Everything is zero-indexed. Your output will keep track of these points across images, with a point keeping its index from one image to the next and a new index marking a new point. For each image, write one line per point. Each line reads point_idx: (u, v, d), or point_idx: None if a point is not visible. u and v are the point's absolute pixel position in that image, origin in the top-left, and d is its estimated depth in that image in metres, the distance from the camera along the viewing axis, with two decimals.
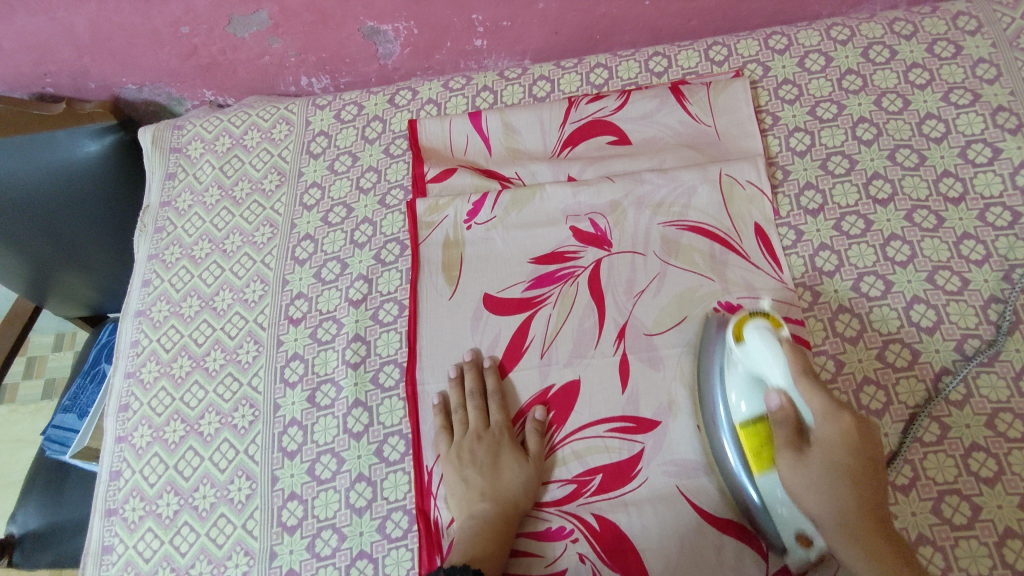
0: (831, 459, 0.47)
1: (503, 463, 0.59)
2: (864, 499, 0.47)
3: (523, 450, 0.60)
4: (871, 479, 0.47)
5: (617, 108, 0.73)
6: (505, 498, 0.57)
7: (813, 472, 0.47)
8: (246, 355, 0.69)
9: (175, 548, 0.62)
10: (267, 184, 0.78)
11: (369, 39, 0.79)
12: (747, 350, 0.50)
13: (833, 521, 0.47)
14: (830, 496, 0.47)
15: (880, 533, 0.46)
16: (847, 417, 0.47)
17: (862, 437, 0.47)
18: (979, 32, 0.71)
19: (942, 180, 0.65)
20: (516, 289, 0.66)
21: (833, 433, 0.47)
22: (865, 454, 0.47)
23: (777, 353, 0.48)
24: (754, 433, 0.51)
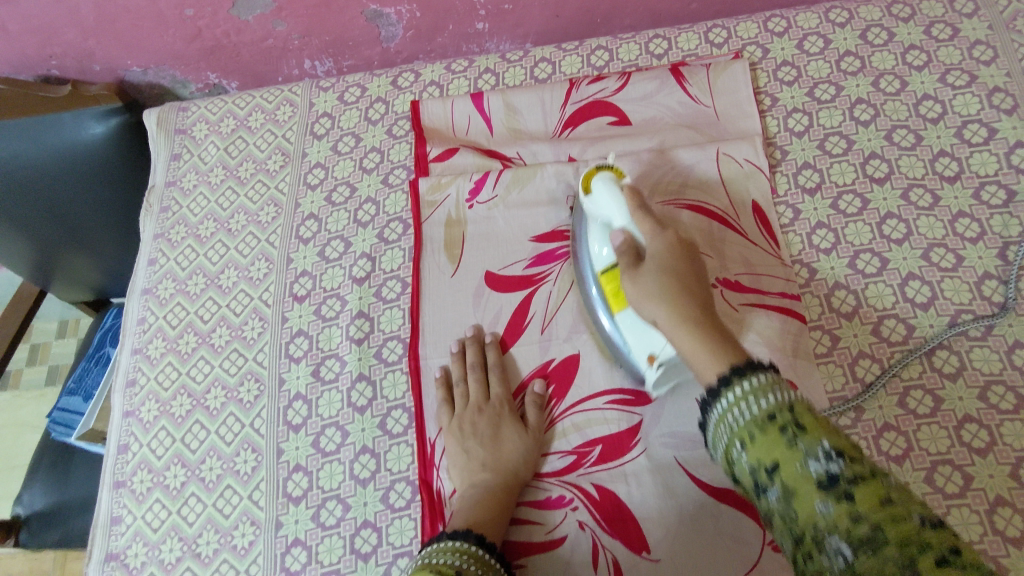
0: (661, 265, 0.52)
1: (502, 433, 0.60)
2: (695, 298, 0.49)
3: (522, 422, 0.61)
4: (704, 287, 0.51)
5: (618, 89, 0.74)
6: (506, 468, 0.58)
7: (643, 277, 0.52)
8: (251, 331, 0.70)
9: (182, 518, 0.63)
10: (272, 165, 0.79)
11: (372, 21, 0.80)
12: (594, 200, 0.58)
13: (668, 288, 0.50)
14: (659, 298, 0.50)
15: (705, 312, 0.48)
16: (673, 239, 0.53)
17: (686, 255, 0.53)
18: (976, 15, 0.72)
19: (938, 160, 0.66)
20: (517, 267, 0.67)
21: (661, 249, 0.53)
22: (690, 265, 0.52)
23: (616, 198, 0.57)
24: (610, 278, 0.58)
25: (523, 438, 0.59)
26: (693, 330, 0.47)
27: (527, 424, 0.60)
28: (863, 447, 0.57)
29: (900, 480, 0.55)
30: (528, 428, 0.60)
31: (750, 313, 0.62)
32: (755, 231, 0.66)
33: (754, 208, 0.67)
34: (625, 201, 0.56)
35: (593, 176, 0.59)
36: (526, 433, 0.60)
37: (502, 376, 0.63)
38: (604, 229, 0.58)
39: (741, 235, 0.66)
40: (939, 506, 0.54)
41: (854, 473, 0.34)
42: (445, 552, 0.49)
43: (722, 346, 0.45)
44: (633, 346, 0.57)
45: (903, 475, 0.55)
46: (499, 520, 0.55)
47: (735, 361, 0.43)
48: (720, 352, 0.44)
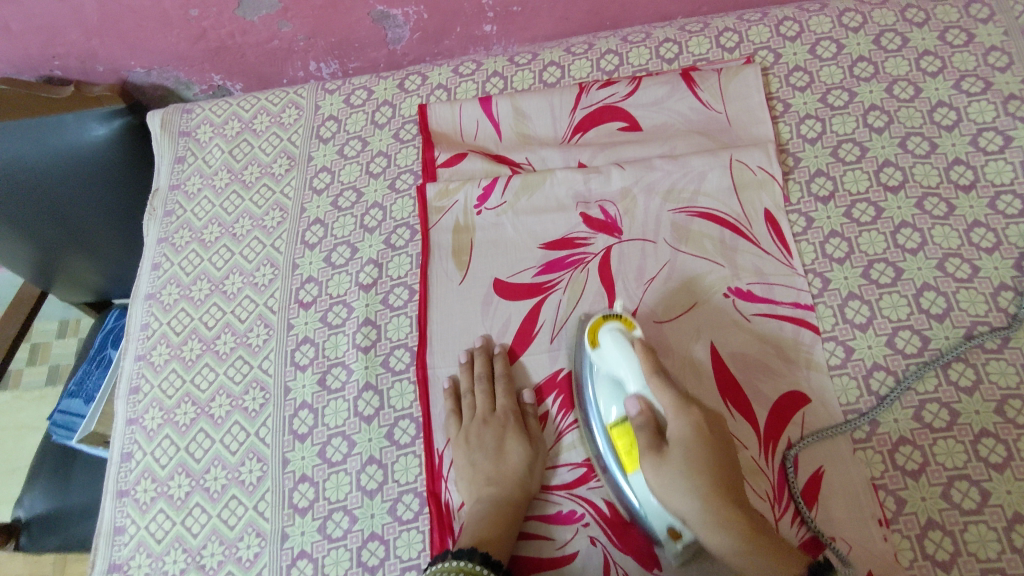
0: (688, 459, 0.50)
1: (512, 444, 0.59)
2: (727, 488, 0.49)
3: (530, 433, 0.60)
4: (730, 464, 0.51)
5: (628, 94, 0.73)
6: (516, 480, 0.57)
7: (676, 471, 0.50)
8: (256, 338, 0.69)
9: (187, 529, 0.62)
10: (277, 168, 0.78)
11: (379, 23, 0.79)
12: (604, 355, 0.57)
13: (704, 492, 0.49)
14: (695, 496, 0.49)
15: (745, 517, 0.48)
16: (695, 413, 0.52)
17: (708, 426, 0.52)
18: (991, 20, 0.71)
19: (953, 168, 0.65)
20: (526, 274, 0.66)
21: (685, 430, 0.52)
22: (715, 440, 0.51)
23: (628, 355, 0.55)
24: (620, 436, 0.54)
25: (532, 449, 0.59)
26: (742, 538, 0.46)
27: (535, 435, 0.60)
28: (878, 461, 0.56)
29: (916, 496, 0.54)
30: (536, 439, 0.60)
31: (764, 323, 0.62)
32: (768, 240, 0.65)
33: (767, 216, 0.66)
34: (639, 364, 0.55)
35: (601, 326, 0.57)
36: (535, 446, 0.60)
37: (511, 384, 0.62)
38: (612, 384, 0.56)
39: (753, 244, 0.65)
40: (955, 523, 0.53)
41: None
42: (451, 573, 0.50)
43: (778, 551, 0.46)
44: (648, 513, 0.53)
45: (918, 491, 0.54)
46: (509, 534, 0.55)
47: (801, 568, 0.45)
48: (776, 556, 0.45)
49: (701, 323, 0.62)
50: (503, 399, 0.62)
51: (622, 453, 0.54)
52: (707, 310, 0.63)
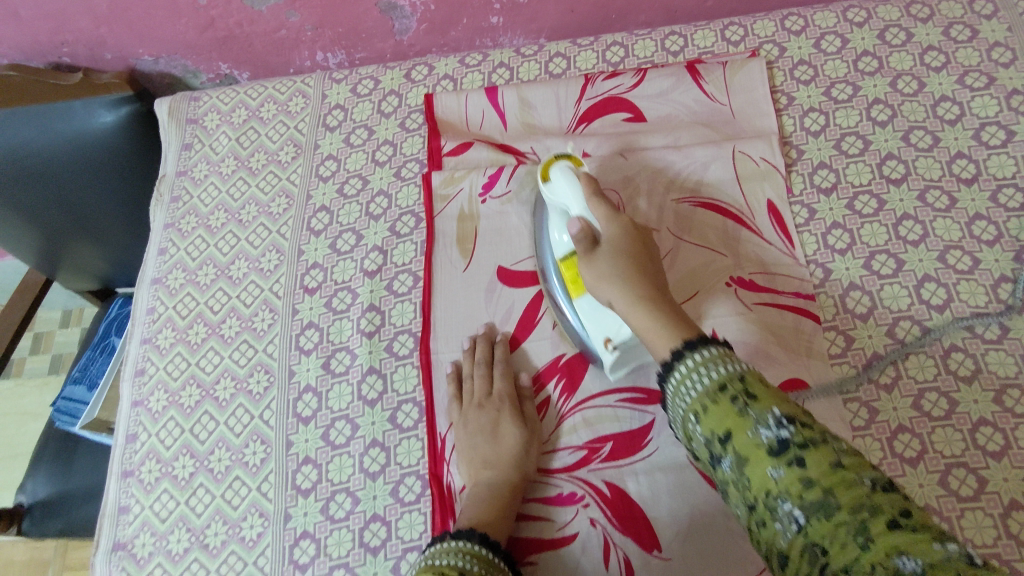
0: (615, 250, 0.53)
1: (509, 425, 0.59)
2: (650, 283, 0.51)
3: (525, 415, 0.60)
4: (655, 267, 0.53)
5: (633, 85, 0.74)
6: (513, 461, 0.57)
7: (601, 265, 0.52)
8: (261, 323, 0.70)
9: (190, 509, 0.63)
10: (284, 155, 0.78)
11: (386, 13, 0.80)
12: (552, 188, 0.59)
13: (624, 272, 0.51)
14: (618, 282, 0.51)
15: (661, 299, 0.49)
16: (627, 222, 0.54)
17: (639, 237, 0.54)
18: (995, 16, 0.71)
19: (956, 161, 0.66)
20: (530, 262, 0.67)
21: (615, 233, 0.54)
22: (642, 246, 0.53)
23: (572, 184, 0.57)
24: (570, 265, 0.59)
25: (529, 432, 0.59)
26: (642, 310, 0.48)
27: (530, 418, 0.60)
28: (876, 449, 0.56)
29: (914, 483, 0.55)
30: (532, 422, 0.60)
31: (765, 311, 0.62)
32: (770, 230, 0.65)
33: (770, 207, 0.66)
34: (579, 190, 0.56)
35: (552, 164, 0.60)
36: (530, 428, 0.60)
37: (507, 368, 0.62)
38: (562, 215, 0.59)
39: (756, 234, 0.65)
40: (952, 509, 0.53)
41: (805, 440, 0.36)
42: (447, 552, 0.49)
43: (679, 325, 0.46)
44: (590, 331, 0.58)
45: (917, 478, 0.55)
46: (508, 516, 0.55)
47: (688, 336, 0.44)
48: (674, 331, 0.46)
49: (702, 311, 0.63)
50: (501, 380, 0.61)
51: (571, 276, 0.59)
52: (708, 298, 0.63)
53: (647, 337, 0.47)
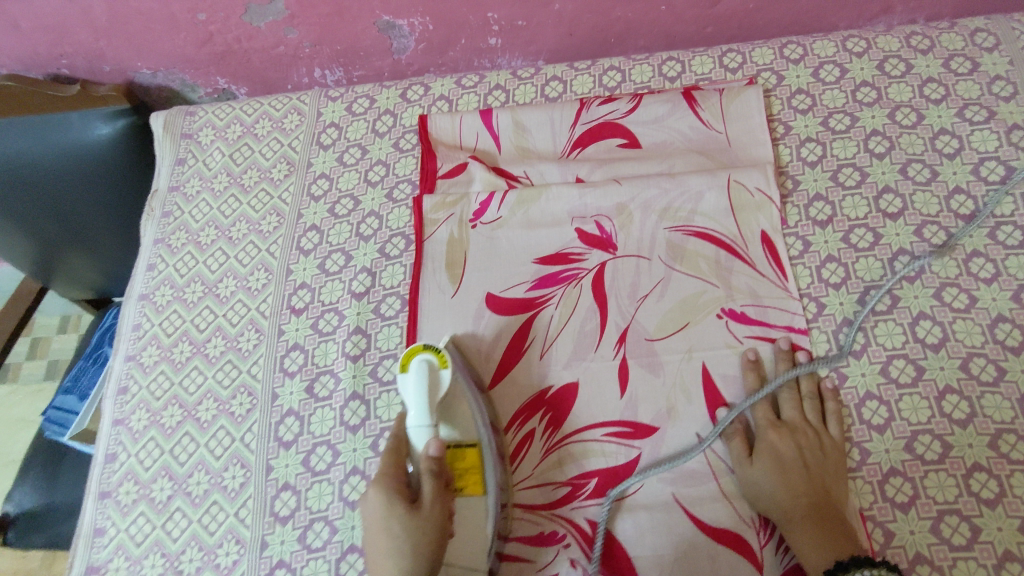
0: (771, 460, 0.56)
1: (402, 537, 0.51)
2: (814, 500, 0.54)
3: (419, 504, 0.53)
4: (816, 477, 0.55)
5: (629, 111, 0.73)
6: (396, 575, 0.51)
7: (761, 473, 0.55)
8: (246, 343, 0.69)
9: (166, 533, 0.62)
10: (276, 174, 0.78)
11: (384, 33, 0.79)
12: (406, 381, 0.58)
13: (778, 491, 0.54)
14: (770, 495, 0.54)
15: (814, 513, 0.53)
16: (773, 433, 0.57)
17: (811, 444, 0.56)
18: (997, 49, 0.70)
19: (954, 197, 0.65)
20: (519, 289, 0.66)
21: (765, 447, 0.57)
22: (811, 448, 0.56)
23: (421, 392, 0.56)
24: (465, 460, 0.56)
25: (417, 536, 0.51)
26: (824, 539, 0.51)
27: (423, 509, 0.53)
28: (867, 492, 0.55)
29: (905, 529, 0.53)
30: (427, 515, 0.52)
31: (756, 346, 0.61)
32: (764, 262, 0.64)
33: (763, 238, 0.65)
34: (428, 403, 0.56)
35: (415, 353, 0.59)
36: (425, 518, 0.52)
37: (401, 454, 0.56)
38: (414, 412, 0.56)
39: (748, 265, 0.64)
40: (943, 558, 0.52)
41: None
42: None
43: (839, 544, 0.51)
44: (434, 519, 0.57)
45: (907, 524, 0.53)
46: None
47: (842, 555, 0.50)
48: (833, 547, 0.51)
49: (691, 345, 0.62)
50: (385, 476, 0.54)
51: (468, 474, 0.56)
52: (697, 331, 0.62)
53: (805, 547, 0.52)
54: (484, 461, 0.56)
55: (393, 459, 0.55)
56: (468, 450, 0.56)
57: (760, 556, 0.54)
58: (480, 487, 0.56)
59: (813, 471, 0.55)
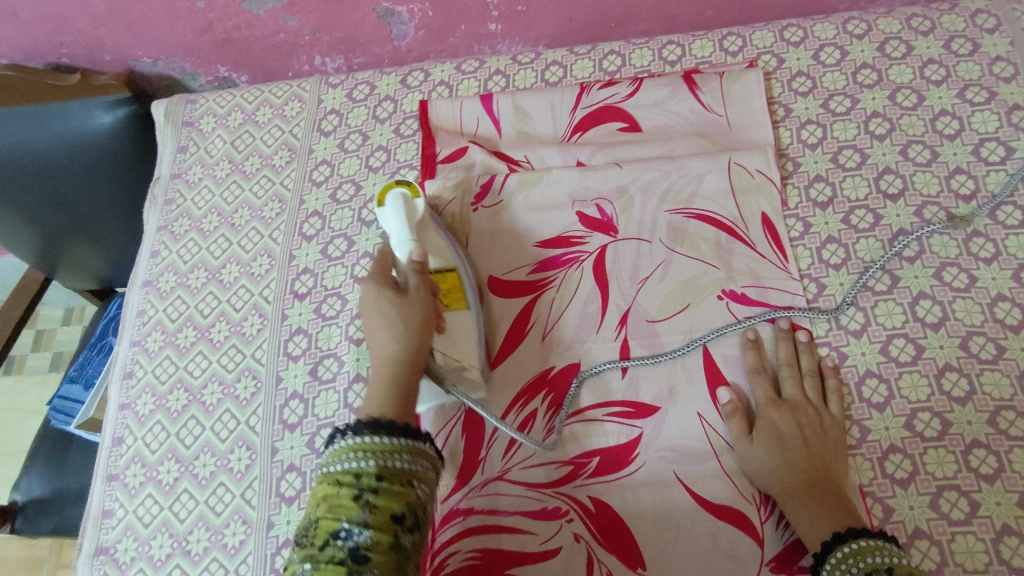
0: (771, 438, 0.56)
1: (393, 314, 0.54)
2: (815, 477, 0.54)
3: (406, 292, 0.56)
4: (816, 454, 0.55)
5: (629, 95, 0.73)
6: (394, 347, 0.53)
7: (760, 451, 0.56)
8: (250, 328, 0.69)
9: (173, 515, 0.63)
10: (277, 160, 0.78)
11: (384, 19, 0.80)
12: (385, 212, 0.61)
13: (778, 469, 0.55)
14: (770, 472, 0.55)
15: (814, 490, 0.53)
16: (773, 412, 0.58)
17: (811, 422, 0.57)
18: (997, 30, 0.70)
19: (954, 177, 0.65)
20: (521, 272, 0.66)
21: (765, 425, 0.57)
22: (811, 426, 0.57)
23: (401, 216, 0.60)
24: (444, 278, 0.61)
25: (407, 314, 0.54)
26: (824, 514, 0.52)
27: (410, 297, 0.55)
28: (867, 469, 0.56)
29: (904, 504, 0.54)
30: (416, 299, 0.55)
31: (757, 326, 0.62)
32: (764, 243, 0.64)
33: (763, 220, 0.65)
34: (408, 225, 0.60)
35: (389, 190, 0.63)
36: (414, 302, 0.55)
37: (386, 263, 0.58)
38: (396, 228, 0.60)
39: (749, 247, 0.64)
40: (942, 533, 0.52)
41: None
42: (351, 454, 0.46)
43: (839, 518, 0.51)
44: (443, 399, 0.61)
45: (907, 499, 0.54)
46: (397, 392, 0.52)
47: (839, 527, 0.51)
48: (832, 520, 0.51)
49: (692, 326, 0.62)
50: (374, 275, 0.57)
51: (448, 291, 0.61)
52: (698, 312, 0.62)
53: (804, 521, 0.52)
54: (462, 279, 0.62)
55: (379, 264, 0.58)
56: (447, 272, 0.61)
57: (761, 533, 0.54)
58: (462, 301, 0.61)
59: (813, 448, 0.55)
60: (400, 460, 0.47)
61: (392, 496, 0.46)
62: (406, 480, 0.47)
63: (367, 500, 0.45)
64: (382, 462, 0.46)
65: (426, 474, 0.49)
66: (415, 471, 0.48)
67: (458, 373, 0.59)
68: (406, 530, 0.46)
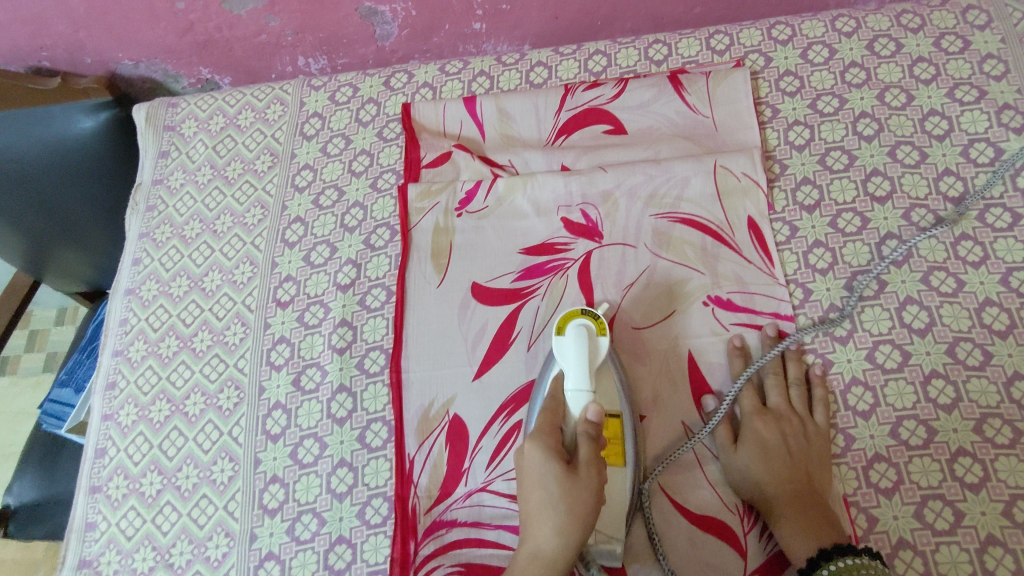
0: (757, 447, 0.56)
1: (556, 499, 0.50)
2: (799, 487, 0.54)
3: (575, 468, 0.51)
4: (800, 463, 0.55)
5: (614, 96, 0.72)
6: (553, 541, 0.49)
7: (745, 460, 0.55)
8: (233, 337, 0.69)
9: (157, 527, 0.62)
10: (259, 165, 0.77)
11: (366, 19, 0.78)
12: (563, 343, 0.56)
13: (763, 478, 0.54)
14: (755, 482, 0.54)
15: (797, 499, 0.53)
16: (758, 421, 0.57)
17: (793, 429, 0.57)
18: (988, 27, 0.69)
19: (943, 178, 0.64)
20: (505, 279, 0.65)
21: (751, 434, 0.57)
22: (796, 435, 0.56)
23: (582, 356, 0.55)
24: (611, 427, 0.56)
25: (576, 499, 0.50)
26: (808, 525, 0.51)
27: (581, 474, 0.51)
28: (851, 478, 0.55)
29: (888, 514, 0.53)
30: (586, 480, 0.50)
31: (743, 333, 0.61)
32: (750, 248, 0.63)
33: (749, 224, 0.64)
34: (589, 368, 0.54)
35: (571, 316, 0.57)
36: (582, 486, 0.50)
37: (555, 417, 0.54)
38: (579, 364, 0.54)
39: (735, 251, 0.64)
40: (926, 543, 0.52)
41: None
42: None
43: (822, 527, 0.51)
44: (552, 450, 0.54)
45: (891, 509, 0.54)
46: None
47: (824, 542, 0.50)
48: (814, 530, 0.51)
49: (678, 333, 0.61)
50: (543, 428, 0.53)
51: (609, 444, 0.55)
52: (684, 319, 0.62)
53: (788, 532, 0.52)
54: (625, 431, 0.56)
55: (548, 418, 0.54)
56: (613, 419, 0.56)
57: (744, 544, 0.54)
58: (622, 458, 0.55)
59: (798, 458, 0.55)
60: None
61: None
62: None
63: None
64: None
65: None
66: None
67: (605, 550, 0.54)
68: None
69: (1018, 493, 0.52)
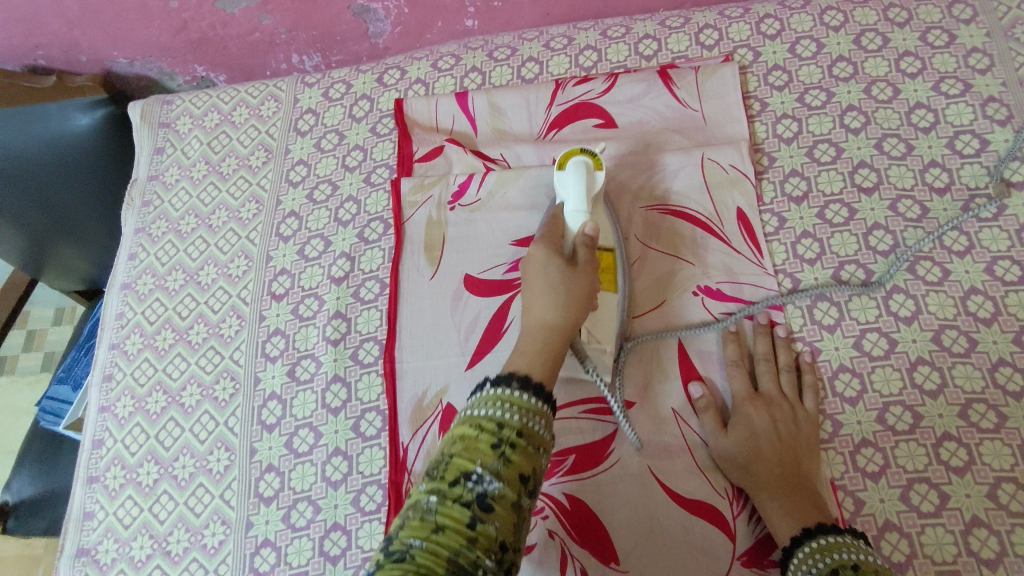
0: (746, 432, 0.56)
1: (558, 282, 0.54)
2: (788, 472, 0.54)
3: (575, 264, 0.55)
4: (789, 449, 0.55)
5: (604, 91, 0.73)
6: (552, 313, 0.53)
7: (734, 446, 0.56)
8: (228, 329, 0.69)
9: (153, 516, 0.63)
10: (254, 160, 0.78)
11: (360, 16, 0.79)
12: (563, 177, 0.59)
13: (752, 462, 0.55)
14: (744, 467, 0.55)
15: (786, 482, 0.53)
16: (748, 406, 0.58)
17: (783, 415, 0.57)
18: (973, 21, 0.70)
19: (929, 170, 0.65)
20: (497, 270, 0.65)
21: (740, 420, 0.57)
22: (785, 420, 0.57)
23: (580, 185, 0.58)
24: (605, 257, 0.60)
25: (575, 285, 0.54)
26: (796, 507, 0.52)
27: (580, 268, 0.55)
28: (838, 462, 0.56)
29: (875, 497, 0.54)
30: (584, 274, 0.54)
31: (733, 322, 0.62)
32: (738, 239, 0.64)
33: (738, 215, 0.65)
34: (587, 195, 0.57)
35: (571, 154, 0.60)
36: (581, 276, 0.54)
37: (556, 232, 0.57)
38: (577, 191, 0.57)
39: (724, 242, 0.64)
40: (912, 525, 0.53)
41: None
42: (494, 403, 0.46)
43: (809, 509, 0.52)
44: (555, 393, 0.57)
45: (877, 493, 0.54)
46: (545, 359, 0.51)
47: (809, 521, 0.51)
48: (801, 511, 0.52)
49: (668, 321, 0.62)
50: (545, 241, 0.57)
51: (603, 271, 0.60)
52: (674, 308, 0.63)
53: (776, 514, 0.52)
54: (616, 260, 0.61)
55: (550, 233, 0.57)
56: (607, 252, 0.61)
57: (733, 527, 0.55)
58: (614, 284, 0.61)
59: (787, 443, 0.56)
60: (534, 424, 0.45)
61: (525, 455, 0.44)
62: (536, 446, 0.45)
63: (503, 452, 0.43)
64: (522, 417, 0.45)
65: (550, 447, 0.47)
66: (544, 441, 0.46)
67: (597, 355, 0.59)
68: (526, 496, 0.43)
69: (1002, 475, 0.53)
